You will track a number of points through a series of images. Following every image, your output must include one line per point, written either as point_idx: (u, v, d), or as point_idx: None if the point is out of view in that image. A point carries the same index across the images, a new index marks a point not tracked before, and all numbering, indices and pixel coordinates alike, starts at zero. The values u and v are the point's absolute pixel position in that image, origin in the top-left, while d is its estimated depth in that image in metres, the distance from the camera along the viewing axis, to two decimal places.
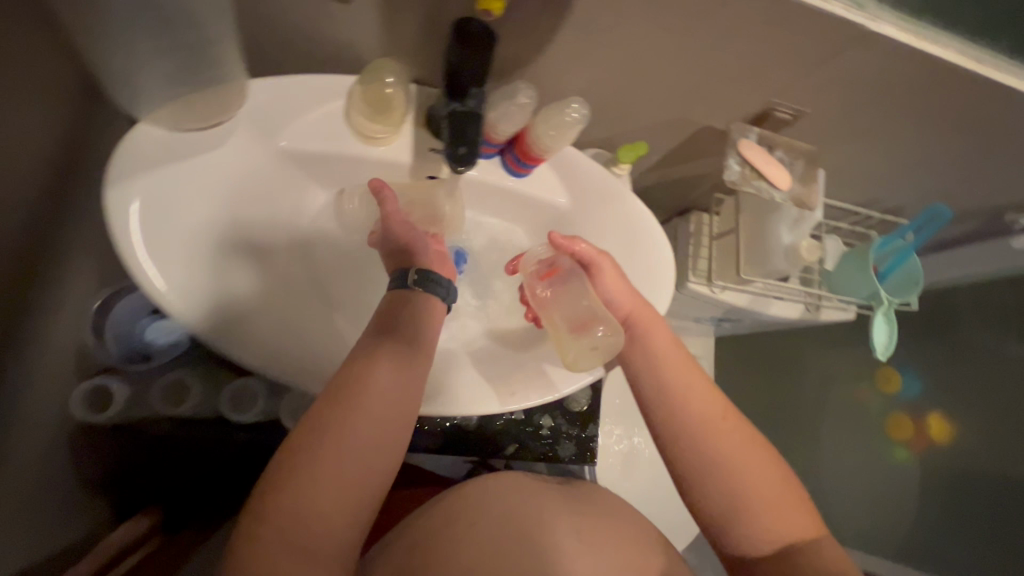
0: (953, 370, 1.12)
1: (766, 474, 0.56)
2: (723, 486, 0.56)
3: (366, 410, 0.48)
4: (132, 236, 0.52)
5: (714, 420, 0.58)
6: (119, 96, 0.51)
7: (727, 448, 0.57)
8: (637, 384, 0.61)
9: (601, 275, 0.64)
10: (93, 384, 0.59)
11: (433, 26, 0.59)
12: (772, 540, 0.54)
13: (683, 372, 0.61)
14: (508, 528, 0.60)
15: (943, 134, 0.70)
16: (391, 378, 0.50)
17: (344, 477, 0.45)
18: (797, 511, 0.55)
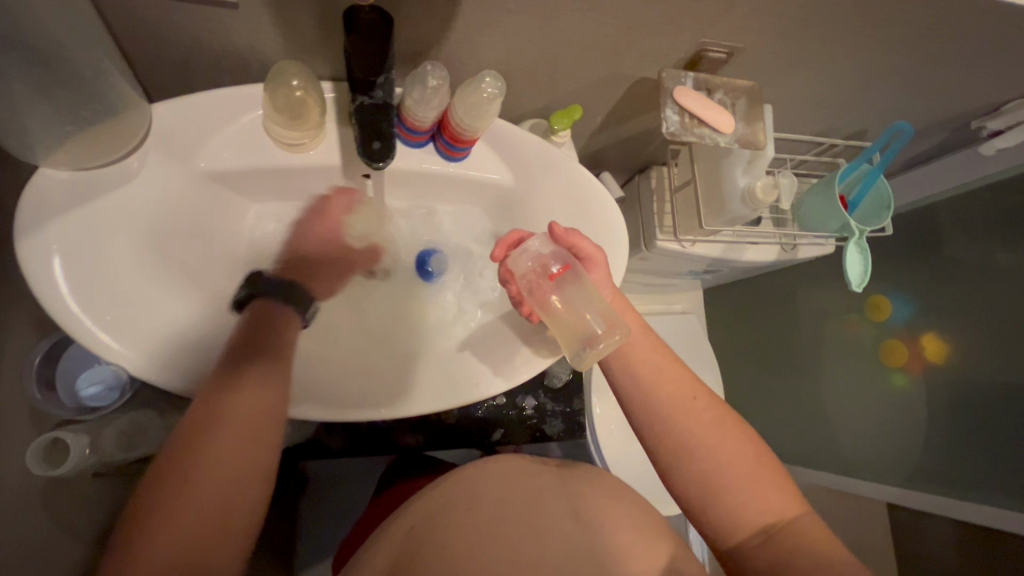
0: (942, 290, 1.08)
1: (740, 452, 0.55)
2: (694, 465, 0.55)
3: (222, 437, 0.45)
4: (57, 286, 0.51)
5: (685, 399, 0.57)
6: (10, 142, 0.48)
7: (696, 427, 0.56)
8: (615, 374, 0.61)
9: (592, 267, 0.64)
10: (50, 437, 0.56)
11: (330, 18, 0.56)
12: (749, 519, 0.53)
13: (653, 355, 0.60)
14: (493, 517, 0.55)
15: (886, 47, 0.67)
16: (248, 399, 0.48)
17: (213, 511, 0.43)
18: (774, 490, 0.54)
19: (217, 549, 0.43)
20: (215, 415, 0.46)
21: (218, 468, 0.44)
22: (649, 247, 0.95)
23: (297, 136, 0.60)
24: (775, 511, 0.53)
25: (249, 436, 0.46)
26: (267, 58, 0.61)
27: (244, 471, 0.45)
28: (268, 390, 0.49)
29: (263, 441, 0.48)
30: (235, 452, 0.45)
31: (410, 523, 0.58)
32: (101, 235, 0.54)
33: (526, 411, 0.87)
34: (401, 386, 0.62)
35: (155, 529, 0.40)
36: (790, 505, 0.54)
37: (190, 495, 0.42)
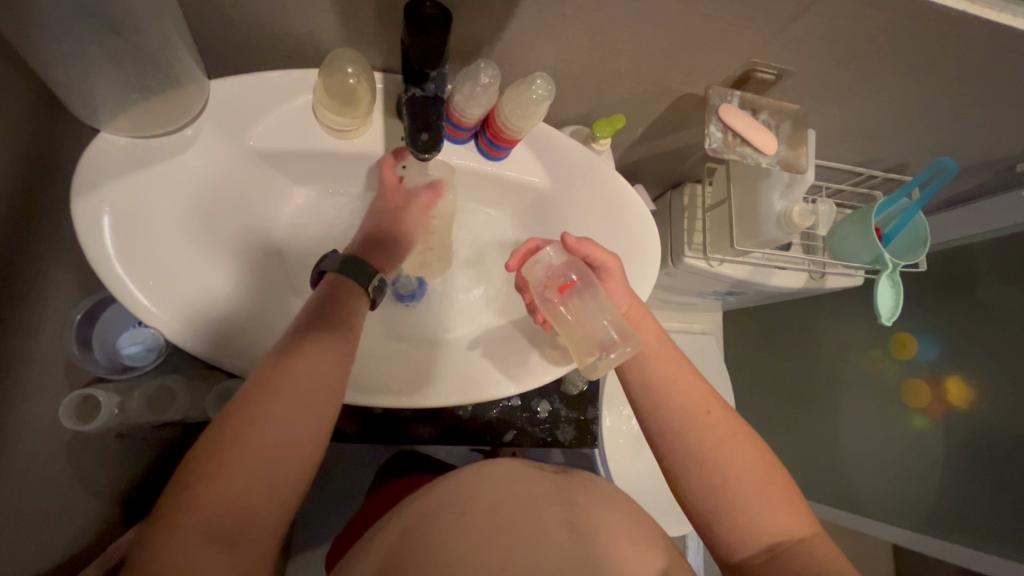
0: (971, 334, 1.06)
1: (751, 470, 0.54)
2: (701, 479, 0.55)
3: (291, 391, 0.46)
4: (105, 246, 0.52)
5: (697, 413, 0.57)
6: (77, 104, 0.50)
7: (707, 440, 0.56)
8: (630, 381, 0.61)
9: (607, 279, 0.63)
10: (80, 394, 0.58)
11: (390, 12, 0.57)
12: (753, 538, 0.52)
13: (668, 368, 0.60)
14: (495, 520, 0.55)
15: (937, 83, 0.66)
16: (316, 360, 0.49)
17: (262, 468, 0.43)
18: (786, 510, 0.53)
19: (264, 503, 0.43)
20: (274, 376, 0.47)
21: (273, 425, 0.44)
22: (676, 262, 0.95)
23: (345, 122, 0.62)
24: (780, 530, 0.52)
25: (314, 398, 0.47)
26: (324, 45, 0.63)
27: (295, 432, 0.45)
28: (321, 362, 0.49)
29: (315, 415, 0.47)
30: (298, 408, 0.46)
31: (414, 519, 0.58)
32: (155, 201, 0.56)
33: (539, 415, 0.86)
34: (423, 374, 0.63)
35: (216, 474, 0.41)
36: (795, 526, 0.52)
37: (262, 431, 0.44)
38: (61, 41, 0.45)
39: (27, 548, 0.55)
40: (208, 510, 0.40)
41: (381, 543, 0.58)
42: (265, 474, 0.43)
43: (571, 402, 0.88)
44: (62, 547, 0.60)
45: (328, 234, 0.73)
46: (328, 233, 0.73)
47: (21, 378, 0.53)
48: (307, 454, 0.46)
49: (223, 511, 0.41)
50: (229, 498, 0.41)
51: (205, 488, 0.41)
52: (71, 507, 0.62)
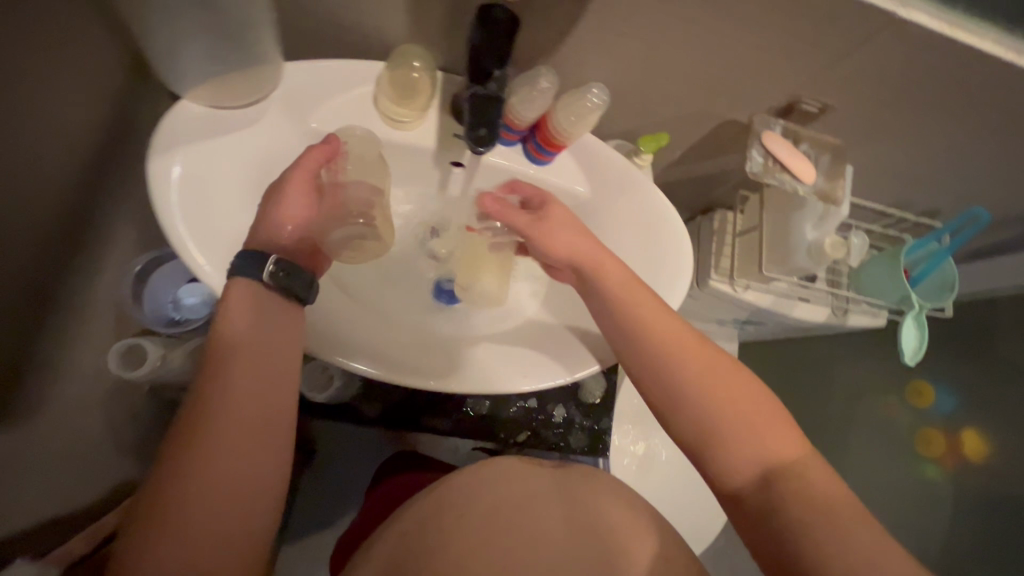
0: (990, 388, 1.06)
1: (739, 398, 0.52)
2: (690, 413, 0.53)
3: (244, 370, 0.45)
4: (168, 200, 0.55)
5: (673, 344, 0.55)
6: (165, 70, 0.54)
7: (692, 375, 0.53)
8: (605, 318, 0.59)
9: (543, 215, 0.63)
10: (128, 344, 0.61)
11: (459, 14, 0.61)
12: (746, 464, 0.50)
13: (648, 302, 0.57)
14: (498, 519, 0.56)
15: (976, 131, 0.68)
16: (256, 323, 0.47)
17: (228, 467, 0.41)
18: (776, 432, 0.51)
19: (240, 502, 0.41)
20: (220, 365, 0.44)
21: (227, 421, 0.42)
22: (700, 285, 0.96)
23: (403, 113, 0.65)
24: (772, 454, 0.50)
25: (267, 364, 0.46)
26: (390, 41, 0.66)
27: (254, 422, 0.44)
28: (260, 323, 0.48)
29: (273, 383, 0.46)
30: (255, 381, 0.45)
31: (417, 516, 0.59)
32: (221, 168, 0.59)
33: (553, 419, 0.87)
34: (451, 359, 0.64)
35: (184, 469, 0.40)
36: (790, 449, 0.50)
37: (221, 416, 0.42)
38: (161, 9, 0.48)
39: (52, 493, 0.56)
40: (179, 523, 0.39)
41: (386, 540, 0.58)
42: (251, 451, 0.43)
43: (586, 410, 0.88)
44: (85, 497, 0.61)
45: None
46: None
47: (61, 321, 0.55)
48: (272, 443, 0.45)
49: (194, 522, 0.39)
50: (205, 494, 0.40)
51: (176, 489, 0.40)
52: (100, 457, 0.64)
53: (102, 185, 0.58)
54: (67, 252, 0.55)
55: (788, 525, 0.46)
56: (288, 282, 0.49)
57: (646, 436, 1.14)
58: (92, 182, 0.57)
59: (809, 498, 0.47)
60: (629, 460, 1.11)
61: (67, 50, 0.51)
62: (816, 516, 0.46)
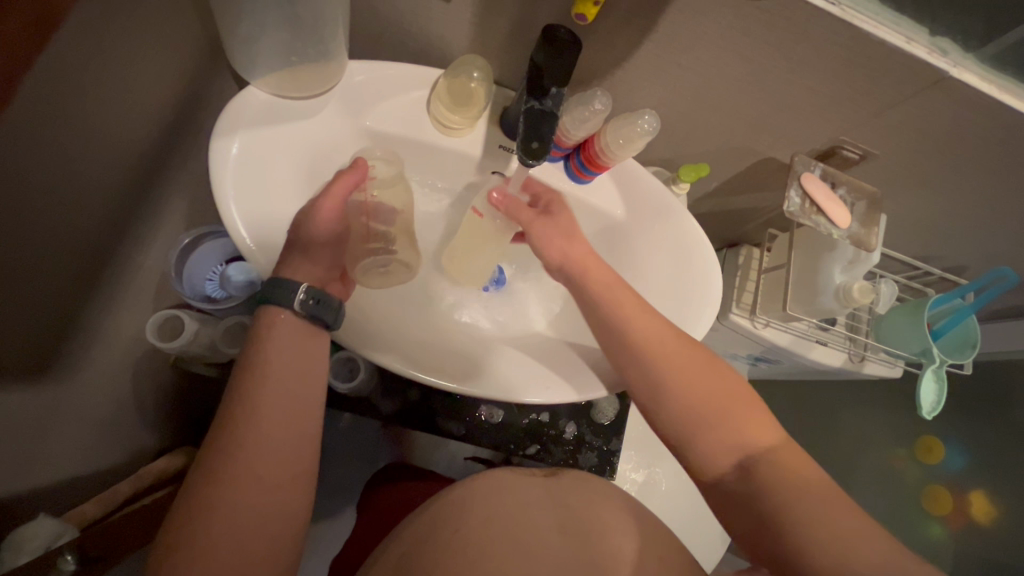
0: (999, 451, 1.06)
1: (716, 390, 0.53)
2: (671, 404, 0.53)
3: (275, 382, 0.47)
4: (226, 180, 0.57)
5: (657, 335, 0.56)
6: (239, 56, 0.57)
7: (670, 367, 0.54)
8: (592, 308, 0.60)
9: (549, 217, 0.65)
10: (165, 315, 0.62)
11: (521, 31, 0.63)
12: (724, 455, 0.51)
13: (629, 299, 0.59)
14: (494, 529, 0.55)
15: (1013, 193, 0.69)
16: (290, 340, 0.50)
17: (264, 480, 0.44)
18: (754, 421, 0.52)
19: (274, 512, 0.44)
20: (258, 389, 0.47)
21: (266, 437, 0.45)
22: (720, 318, 0.96)
23: (456, 120, 0.66)
24: (749, 442, 0.51)
25: (294, 376, 0.49)
26: (450, 50, 0.69)
27: (289, 441, 0.46)
28: (293, 340, 0.51)
29: (300, 392, 0.49)
30: (284, 392, 0.47)
31: (420, 527, 0.60)
32: (274, 155, 0.60)
33: (564, 436, 0.87)
34: (481, 365, 0.63)
35: (223, 479, 0.42)
36: (767, 440, 0.51)
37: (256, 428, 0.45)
38: None
39: (68, 451, 0.57)
40: (216, 527, 0.41)
41: (392, 554, 0.59)
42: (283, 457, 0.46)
43: (597, 430, 0.89)
44: (98, 459, 0.62)
45: None
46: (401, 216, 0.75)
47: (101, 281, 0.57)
48: (303, 457, 0.48)
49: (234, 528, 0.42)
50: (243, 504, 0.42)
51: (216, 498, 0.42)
52: (123, 422, 0.65)
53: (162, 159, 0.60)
54: (118, 218, 0.57)
55: (767, 515, 0.47)
56: (316, 310, 0.51)
57: (650, 463, 1.13)
58: (152, 155, 0.59)
59: (787, 487, 0.47)
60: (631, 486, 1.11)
61: (150, 27, 0.53)
62: (794, 502, 0.46)
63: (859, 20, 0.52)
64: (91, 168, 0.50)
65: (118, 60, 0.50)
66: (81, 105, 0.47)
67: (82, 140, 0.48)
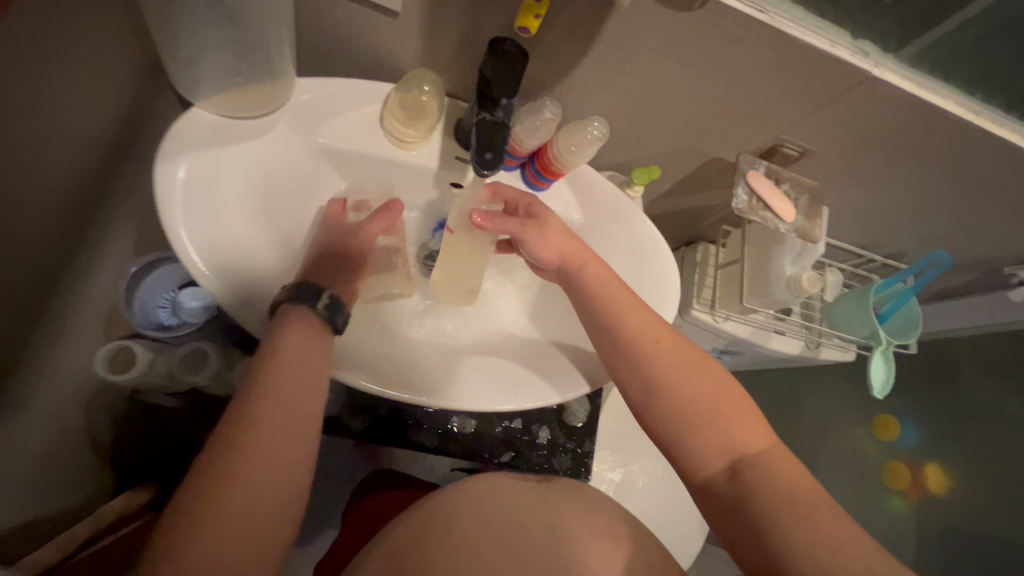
0: (949, 424, 1.15)
1: (712, 388, 0.55)
2: (665, 404, 0.55)
3: (285, 382, 0.48)
4: (174, 203, 0.55)
5: (651, 335, 0.58)
6: (182, 79, 0.55)
7: (671, 361, 0.57)
8: (593, 311, 0.62)
9: (528, 230, 0.65)
10: (117, 345, 0.60)
11: (469, 44, 0.64)
12: (715, 454, 0.52)
13: (629, 298, 0.61)
14: (483, 532, 0.55)
15: (940, 182, 0.74)
16: (300, 345, 0.51)
17: (265, 478, 0.44)
18: (746, 422, 0.53)
19: (268, 514, 0.44)
20: (265, 389, 0.47)
21: (267, 436, 0.45)
22: (683, 314, 0.99)
23: (409, 134, 0.66)
24: (742, 446, 0.52)
25: (299, 381, 0.49)
26: (401, 65, 0.69)
27: (290, 437, 0.47)
28: (303, 345, 0.52)
29: (304, 395, 0.49)
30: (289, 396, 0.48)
31: (405, 531, 0.59)
32: (222, 176, 0.59)
33: (538, 441, 0.88)
34: (450, 378, 0.63)
35: (221, 471, 0.42)
36: (757, 440, 0.52)
37: (258, 424, 0.45)
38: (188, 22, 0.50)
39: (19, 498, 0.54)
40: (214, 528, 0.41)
41: (373, 559, 0.58)
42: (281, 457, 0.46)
43: (570, 432, 0.90)
44: (49, 505, 0.59)
45: None
46: None
47: (51, 318, 0.54)
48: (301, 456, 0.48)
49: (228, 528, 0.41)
50: (237, 498, 0.42)
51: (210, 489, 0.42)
52: (75, 460, 0.63)
53: (105, 186, 0.58)
54: (63, 251, 0.55)
55: (745, 507, 0.49)
56: (331, 307, 0.55)
57: (626, 461, 1.15)
58: (94, 183, 0.57)
59: (767, 485, 0.48)
60: (609, 484, 1.12)
61: (84, 54, 0.52)
62: (782, 507, 0.47)
63: (786, 27, 0.55)
64: (29, 201, 0.48)
65: (53, 89, 0.49)
66: (16, 138, 0.45)
67: (18, 172, 0.47)
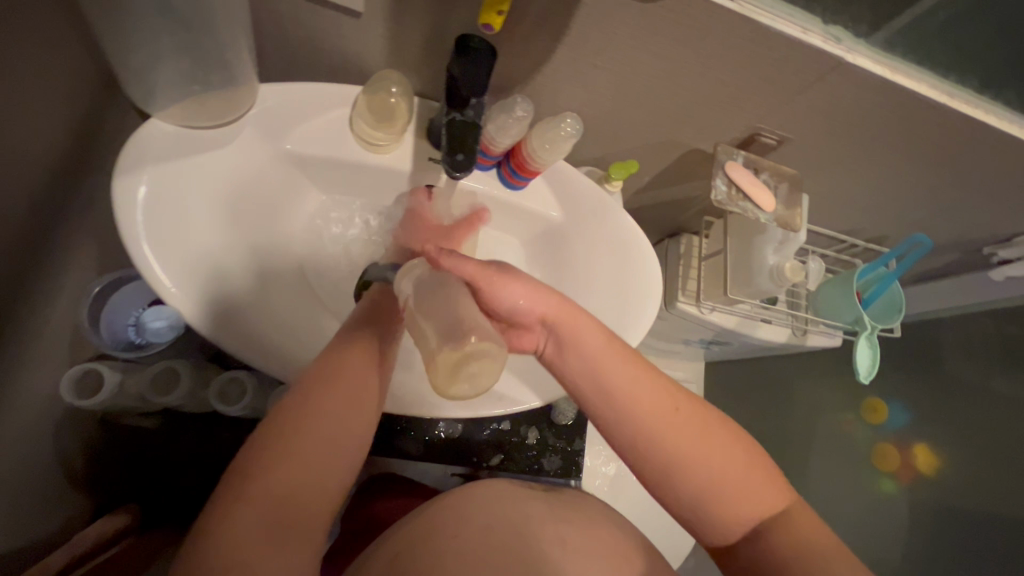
0: (935, 404, 1.14)
1: (731, 452, 0.49)
2: (681, 487, 0.48)
3: (343, 390, 0.46)
4: (137, 220, 0.53)
5: (665, 412, 0.48)
6: (136, 89, 0.53)
7: (682, 436, 0.48)
8: (582, 385, 0.49)
9: (492, 285, 0.48)
10: (82, 369, 0.58)
11: (437, 42, 0.62)
12: (738, 523, 0.48)
13: (623, 364, 0.49)
14: (493, 540, 0.54)
15: (918, 165, 0.73)
16: (368, 354, 0.49)
17: (318, 470, 0.43)
18: (764, 484, 0.49)
19: (314, 507, 0.42)
20: (319, 395, 0.45)
21: (315, 440, 0.43)
22: (668, 307, 0.98)
23: (380, 137, 0.65)
24: (763, 508, 0.48)
25: (357, 393, 0.47)
26: (368, 66, 0.67)
27: (334, 451, 0.44)
28: (370, 354, 0.49)
29: (360, 406, 0.47)
30: (341, 408, 0.45)
31: (410, 533, 0.58)
32: (185, 189, 0.57)
33: (527, 442, 0.87)
34: (431, 389, 0.64)
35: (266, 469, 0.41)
36: (777, 500, 0.49)
37: (310, 429, 0.43)
38: (138, 30, 0.48)
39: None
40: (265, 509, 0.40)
41: (379, 556, 0.58)
42: (325, 467, 0.43)
43: (559, 431, 0.89)
44: (19, 536, 0.57)
45: (328, 244, 0.72)
46: (330, 240, 0.72)
47: (13, 345, 0.52)
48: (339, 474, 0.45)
49: (277, 513, 0.40)
50: (275, 502, 0.40)
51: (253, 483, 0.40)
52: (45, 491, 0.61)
53: (60, 204, 0.56)
54: (21, 274, 0.52)
55: None
56: (394, 281, 0.55)
57: (618, 455, 1.15)
58: (48, 201, 0.55)
59: (797, 557, 0.45)
60: (602, 479, 1.12)
61: (27, 66, 0.49)
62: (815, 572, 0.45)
63: (756, 15, 0.54)
64: None
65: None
66: None
67: None
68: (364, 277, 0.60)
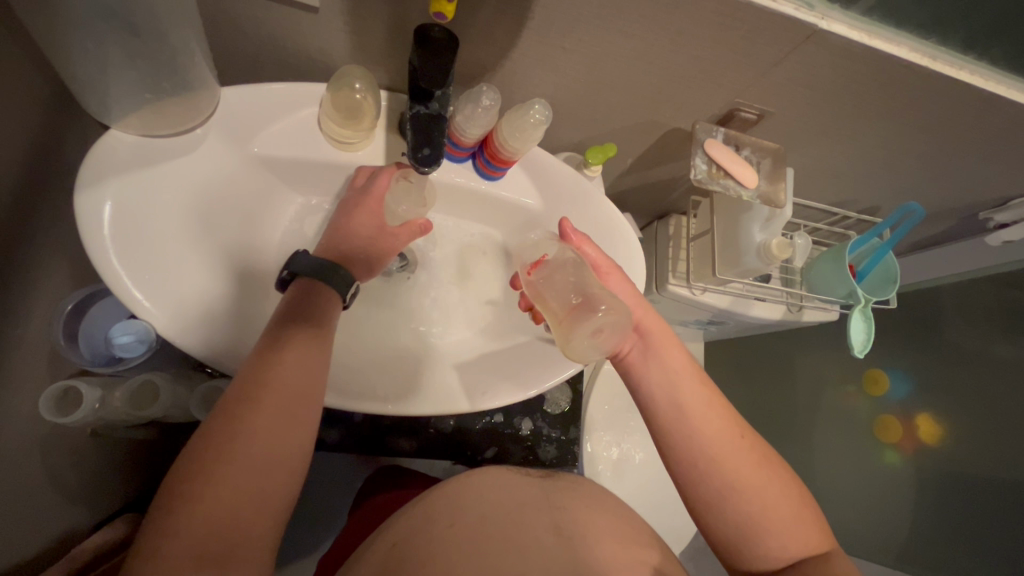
0: (940, 373, 1.12)
1: (773, 484, 0.53)
2: (728, 509, 0.52)
3: (274, 400, 0.46)
4: (103, 239, 0.52)
5: (731, 436, 0.54)
6: (91, 102, 0.52)
7: (735, 462, 0.53)
8: (660, 395, 0.57)
9: (606, 276, 0.64)
10: (63, 386, 0.59)
11: (399, 33, 0.60)
12: (776, 553, 0.51)
13: (700, 388, 0.57)
14: (487, 528, 0.54)
15: (905, 132, 0.71)
16: (297, 359, 0.49)
17: (253, 484, 0.43)
18: (805, 522, 0.52)
19: (256, 521, 0.43)
20: (249, 407, 0.45)
21: (250, 457, 0.43)
22: (659, 290, 0.97)
23: (348, 134, 0.63)
24: (804, 545, 0.51)
25: (290, 400, 0.47)
26: (332, 61, 0.66)
27: (268, 465, 0.44)
28: (303, 360, 0.50)
29: (292, 412, 0.47)
30: (272, 418, 0.46)
31: (408, 523, 0.58)
32: (150, 202, 0.56)
33: (521, 432, 0.87)
34: (414, 386, 0.63)
35: (197, 493, 0.41)
36: (819, 541, 0.51)
37: (241, 445, 0.43)
38: (84, 41, 0.47)
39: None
40: (200, 528, 0.40)
41: (380, 544, 0.58)
42: (261, 482, 0.44)
43: (553, 421, 0.89)
44: (16, 552, 0.57)
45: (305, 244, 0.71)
46: (307, 241, 0.72)
47: None
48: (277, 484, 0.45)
49: (216, 530, 0.41)
50: (211, 526, 0.41)
51: (187, 504, 0.41)
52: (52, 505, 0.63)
53: (22, 222, 0.56)
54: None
55: None
56: (331, 278, 0.56)
57: (619, 440, 1.14)
58: (10, 221, 0.54)
59: None
60: (603, 465, 1.12)
61: None
62: None
63: None
64: None
65: None
66: None
67: None
68: (293, 264, 0.57)
